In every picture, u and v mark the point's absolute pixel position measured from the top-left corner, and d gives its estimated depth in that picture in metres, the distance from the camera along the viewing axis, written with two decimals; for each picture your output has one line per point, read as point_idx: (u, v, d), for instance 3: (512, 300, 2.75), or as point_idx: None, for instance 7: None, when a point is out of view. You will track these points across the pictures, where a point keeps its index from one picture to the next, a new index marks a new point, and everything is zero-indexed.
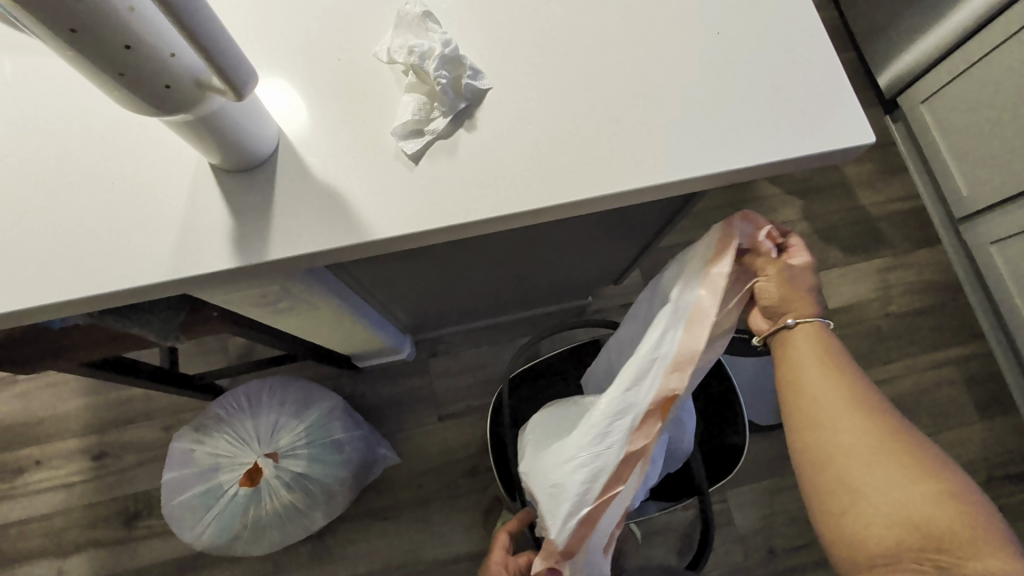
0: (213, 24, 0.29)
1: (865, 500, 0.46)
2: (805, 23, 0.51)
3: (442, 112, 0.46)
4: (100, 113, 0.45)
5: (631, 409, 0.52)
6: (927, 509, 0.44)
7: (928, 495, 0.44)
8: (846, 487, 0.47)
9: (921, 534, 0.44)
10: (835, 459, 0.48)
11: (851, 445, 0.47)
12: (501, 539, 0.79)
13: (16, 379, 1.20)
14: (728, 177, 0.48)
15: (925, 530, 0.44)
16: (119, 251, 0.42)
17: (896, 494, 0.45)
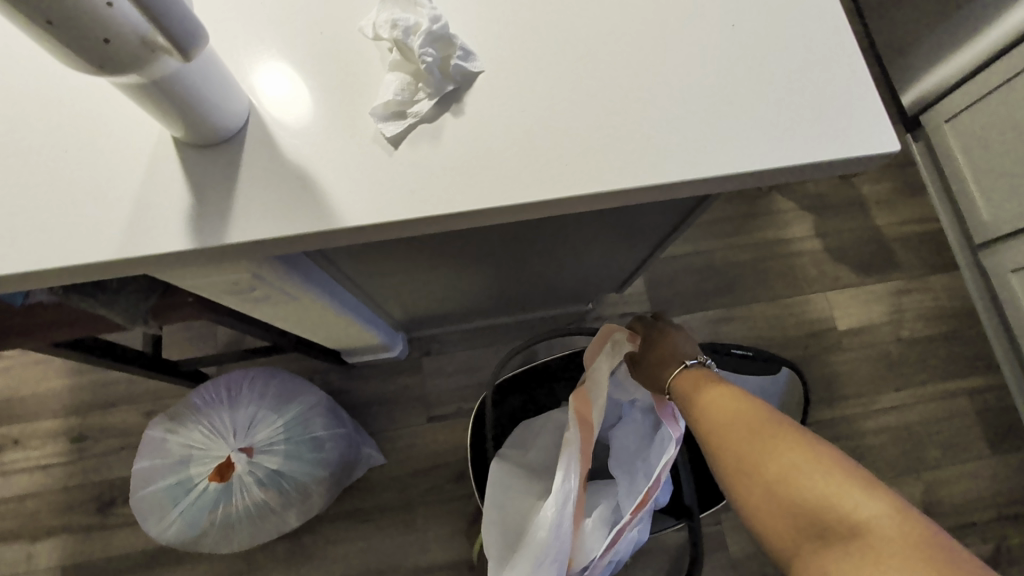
0: None
1: (759, 505, 0.46)
2: (829, 20, 0.47)
3: (427, 94, 0.43)
4: (61, 78, 0.42)
5: (566, 491, 0.65)
6: (817, 505, 0.43)
7: (814, 492, 0.43)
8: (745, 482, 0.48)
9: (817, 522, 0.42)
10: (733, 454, 0.50)
11: (744, 439, 0.49)
12: None
13: (1, 356, 1.18)
14: (734, 181, 0.44)
15: (819, 516, 0.42)
16: (67, 225, 0.39)
17: (782, 494, 0.45)
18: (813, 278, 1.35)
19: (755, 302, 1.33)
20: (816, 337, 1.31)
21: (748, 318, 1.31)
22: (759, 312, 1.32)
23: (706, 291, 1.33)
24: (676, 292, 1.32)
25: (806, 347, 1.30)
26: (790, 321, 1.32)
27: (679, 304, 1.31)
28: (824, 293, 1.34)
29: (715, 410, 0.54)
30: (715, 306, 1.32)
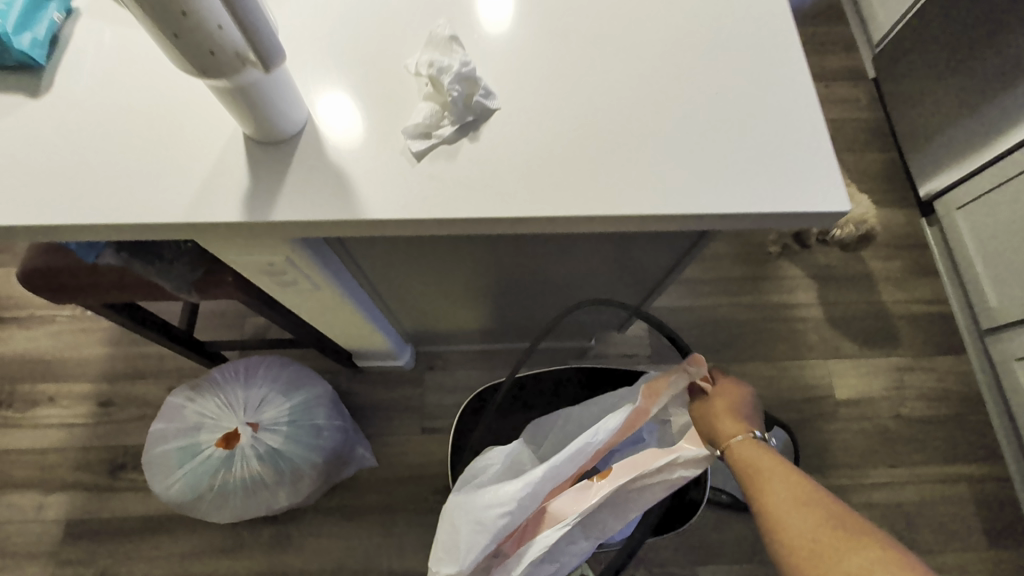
0: None
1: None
2: (802, 97, 0.55)
3: (451, 121, 0.52)
4: (169, 81, 0.53)
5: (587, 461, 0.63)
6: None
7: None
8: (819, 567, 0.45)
9: None
10: (802, 535, 0.47)
11: (816, 526, 0.47)
12: None
13: (54, 319, 1.31)
14: (702, 220, 0.51)
15: None
16: (152, 192, 0.49)
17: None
18: (815, 344, 1.37)
19: (756, 361, 1.35)
20: (813, 402, 1.32)
21: (747, 375, 1.33)
22: (759, 370, 1.34)
23: (708, 343, 1.36)
24: (679, 340, 1.36)
25: (802, 411, 1.31)
26: (789, 383, 1.33)
27: (681, 352, 1.35)
28: (824, 360, 1.36)
29: (776, 480, 0.51)
30: (715, 359, 1.35)
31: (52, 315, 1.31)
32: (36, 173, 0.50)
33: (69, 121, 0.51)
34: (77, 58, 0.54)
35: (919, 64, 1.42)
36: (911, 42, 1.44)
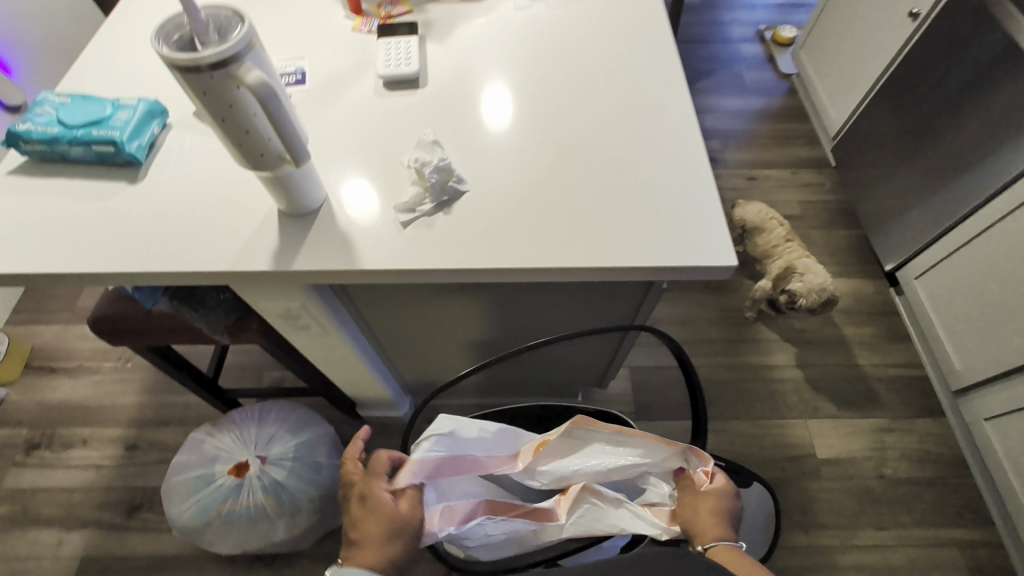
0: (288, 123, 0.54)
1: None
2: (701, 183, 0.71)
3: (430, 200, 0.70)
4: (229, 172, 0.73)
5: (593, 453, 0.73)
6: None
7: None
8: None
9: None
10: None
11: None
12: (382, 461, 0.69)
13: (99, 370, 1.48)
14: (621, 272, 0.66)
15: None
16: (208, 249, 0.67)
17: None
18: (793, 405, 1.44)
19: (736, 419, 1.42)
20: (794, 461, 1.36)
21: (728, 433, 1.39)
22: (739, 428, 1.40)
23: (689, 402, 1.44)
24: (661, 398, 1.45)
25: (784, 470, 1.35)
26: (769, 441, 1.39)
27: (663, 410, 1.43)
28: (803, 420, 1.41)
29: None
30: None
31: (97, 366, 1.49)
32: (126, 235, 0.68)
33: (155, 200, 0.71)
34: (165, 156, 0.75)
35: (871, 153, 1.60)
36: (863, 135, 1.64)
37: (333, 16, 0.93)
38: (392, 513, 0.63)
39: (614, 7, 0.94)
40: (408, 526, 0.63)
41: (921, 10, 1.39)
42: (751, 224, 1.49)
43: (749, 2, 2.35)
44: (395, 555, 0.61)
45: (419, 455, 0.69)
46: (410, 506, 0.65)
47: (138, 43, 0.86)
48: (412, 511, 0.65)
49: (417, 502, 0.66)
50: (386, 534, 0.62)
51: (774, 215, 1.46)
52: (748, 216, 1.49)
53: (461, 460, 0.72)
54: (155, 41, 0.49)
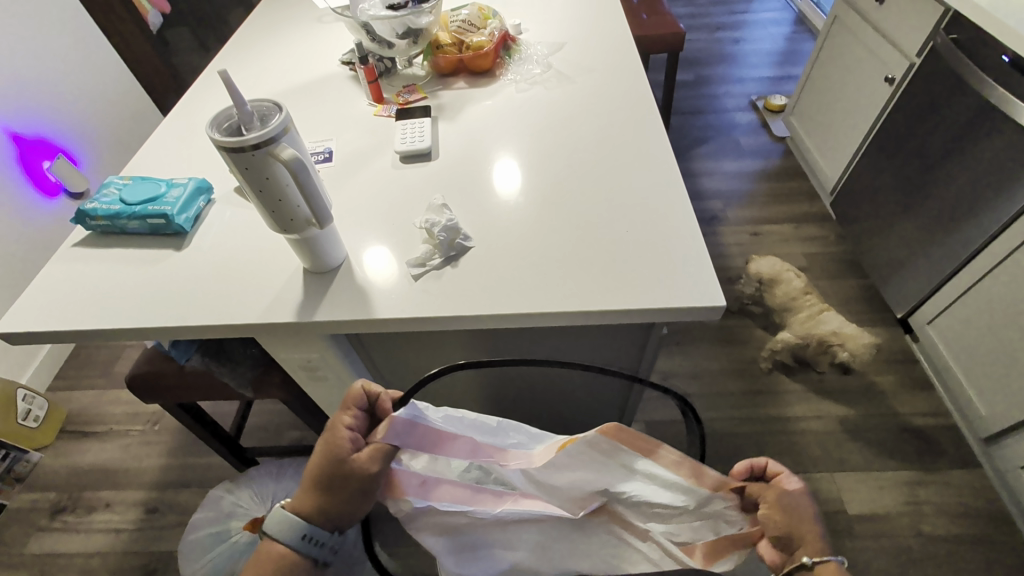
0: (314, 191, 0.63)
1: None
2: (688, 234, 0.77)
3: (439, 256, 0.77)
4: (261, 238, 0.82)
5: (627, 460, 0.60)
6: None
7: None
8: None
9: None
10: None
11: None
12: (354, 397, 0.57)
13: (128, 433, 1.53)
14: (616, 315, 0.70)
15: None
16: (240, 304, 0.74)
17: None
18: (817, 458, 1.39)
19: None
20: (824, 518, 1.29)
21: None
22: None
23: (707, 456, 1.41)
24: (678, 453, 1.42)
25: None
26: None
27: None
28: (829, 474, 1.36)
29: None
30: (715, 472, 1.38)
31: (127, 429, 1.54)
32: (169, 294, 0.76)
33: (196, 263, 0.80)
34: (207, 226, 0.85)
35: (869, 204, 1.65)
36: (859, 188, 1.70)
37: (358, 104, 1.06)
38: (340, 460, 0.53)
39: (605, 86, 1.06)
40: (351, 478, 0.53)
41: (895, 75, 1.51)
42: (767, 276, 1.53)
43: (740, 77, 2.53)
44: (328, 505, 0.53)
45: (402, 412, 0.54)
46: (363, 457, 0.53)
47: (191, 134, 1.00)
48: (366, 465, 0.53)
49: (381, 455, 0.53)
50: (326, 479, 0.53)
51: (789, 267, 1.51)
52: (763, 270, 1.54)
53: (460, 443, 0.57)
54: (209, 129, 0.59)
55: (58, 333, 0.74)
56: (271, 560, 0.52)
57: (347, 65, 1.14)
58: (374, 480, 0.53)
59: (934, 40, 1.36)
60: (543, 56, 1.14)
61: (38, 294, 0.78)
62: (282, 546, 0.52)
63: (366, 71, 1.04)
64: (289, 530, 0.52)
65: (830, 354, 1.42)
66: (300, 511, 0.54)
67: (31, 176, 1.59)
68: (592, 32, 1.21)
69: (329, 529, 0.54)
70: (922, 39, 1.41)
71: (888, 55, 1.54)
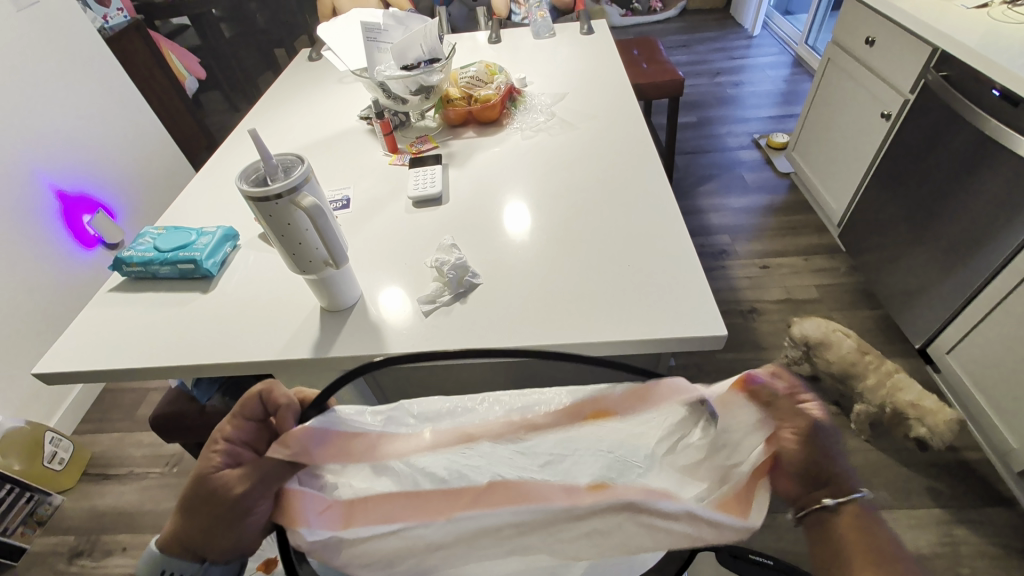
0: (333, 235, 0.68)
1: None
2: (688, 268, 0.80)
3: (449, 293, 0.81)
4: (281, 280, 0.87)
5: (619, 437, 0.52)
6: None
7: None
8: None
9: None
10: None
11: None
12: (248, 406, 0.50)
13: (147, 475, 1.56)
14: (619, 346, 0.72)
15: None
16: (259, 342, 0.78)
17: None
18: None
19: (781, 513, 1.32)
20: None
21: (774, 528, 1.29)
22: (785, 523, 1.30)
23: None
24: None
25: None
26: None
27: None
28: None
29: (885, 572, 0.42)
30: None
31: (146, 472, 1.57)
32: (195, 334, 0.80)
33: (221, 304, 0.85)
34: (231, 270, 0.90)
35: (877, 235, 1.66)
36: (866, 219, 1.71)
37: (375, 154, 1.14)
38: (207, 481, 0.47)
39: (606, 132, 1.12)
40: (212, 500, 0.46)
41: (891, 111, 1.55)
42: (817, 339, 1.39)
43: (742, 117, 2.62)
44: (189, 531, 0.48)
45: (316, 420, 0.47)
46: (229, 479, 0.47)
47: (220, 186, 1.08)
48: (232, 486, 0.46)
49: (250, 476, 0.46)
50: (191, 503, 0.47)
51: (838, 328, 1.38)
52: (810, 333, 1.40)
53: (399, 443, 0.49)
54: (238, 181, 0.65)
55: (91, 373, 0.78)
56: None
57: (365, 119, 1.23)
58: (237, 506, 0.46)
59: (925, 78, 1.41)
60: (546, 106, 1.22)
61: (74, 336, 0.83)
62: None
63: (382, 124, 1.11)
64: (152, 565, 0.48)
65: (906, 427, 1.30)
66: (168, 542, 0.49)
67: (72, 228, 1.70)
68: (592, 82, 1.29)
69: (198, 561, 0.49)
70: (913, 77, 1.46)
71: (882, 93, 1.59)
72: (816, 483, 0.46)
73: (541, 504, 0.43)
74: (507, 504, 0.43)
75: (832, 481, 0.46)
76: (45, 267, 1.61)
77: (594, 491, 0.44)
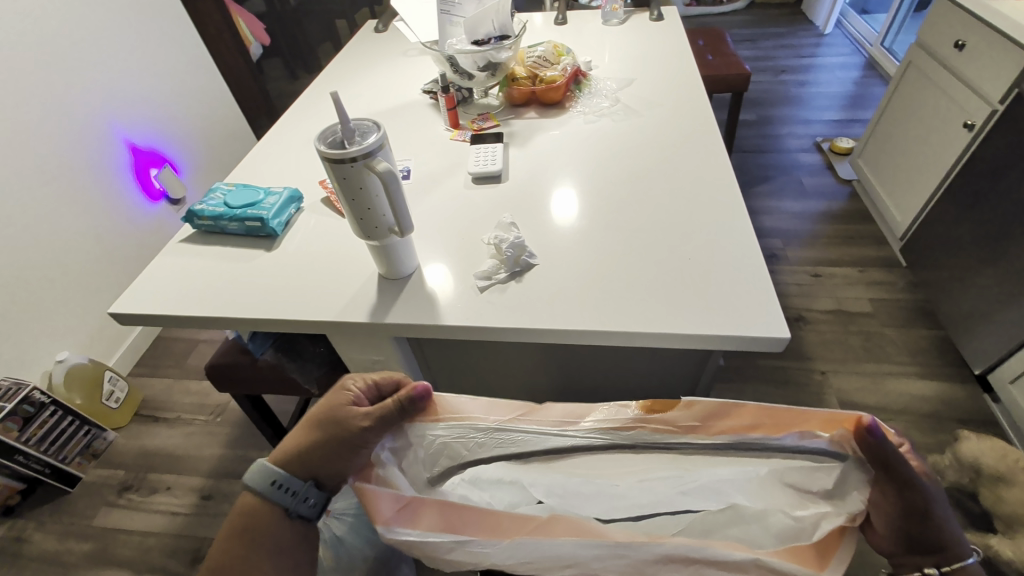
0: (401, 203, 0.69)
1: None
2: (752, 264, 0.78)
3: (505, 271, 0.81)
4: (341, 244, 0.89)
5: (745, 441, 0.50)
6: None
7: None
8: None
9: None
10: None
11: None
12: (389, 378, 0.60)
13: (193, 422, 1.64)
14: (675, 339, 0.71)
15: None
16: (319, 301, 0.80)
17: None
18: None
19: None
20: None
21: None
22: None
23: None
24: None
25: None
26: None
27: None
28: None
29: None
30: None
31: (192, 419, 1.65)
32: (259, 289, 0.84)
33: (284, 263, 0.87)
34: (294, 231, 0.93)
35: (945, 251, 1.57)
36: (933, 235, 1.62)
37: (437, 129, 1.15)
38: (336, 414, 0.56)
39: (672, 121, 1.09)
40: (340, 430, 0.55)
41: (975, 121, 1.46)
42: (994, 472, 1.16)
43: (805, 118, 2.51)
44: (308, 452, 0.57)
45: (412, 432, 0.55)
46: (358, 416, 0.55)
47: (286, 149, 1.11)
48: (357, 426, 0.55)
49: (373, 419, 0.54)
50: (315, 428, 0.57)
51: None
52: (987, 463, 1.17)
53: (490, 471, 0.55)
54: (316, 142, 0.66)
55: (161, 317, 0.82)
56: (245, 513, 0.56)
57: (428, 93, 1.24)
58: (360, 440, 0.55)
59: (1019, 87, 1.31)
60: (612, 91, 1.19)
61: (147, 282, 0.87)
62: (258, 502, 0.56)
63: (447, 99, 1.12)
64: (263, 476, 0.56)
65: None
66: (285, 456, 0.58)
67: (140, 181, 1.78)
68: (660, 69, 1.25)
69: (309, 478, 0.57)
70: (1005, 85, 1.36)
71: (967, 101, 1.50)
72: (918, 547, 0.46)
73: (603, 540, 0.45)
74: (568, 535, 0.46)
75: (941, 548, 0.45)
76: (113, 216, 1.70)
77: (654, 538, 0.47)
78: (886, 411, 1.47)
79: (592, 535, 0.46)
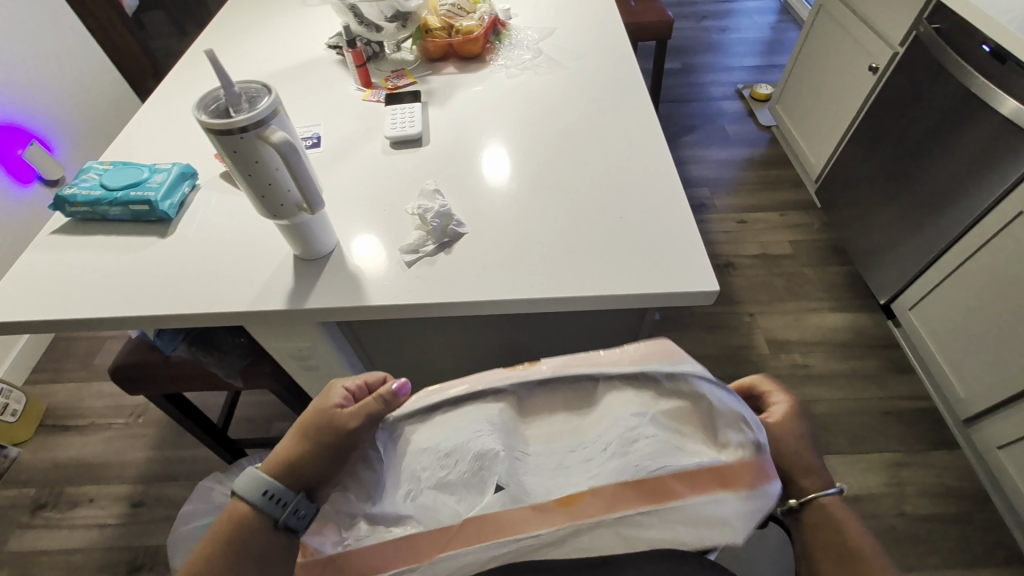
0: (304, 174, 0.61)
1: None
2: (680, 220, 0.77)
3: (432, 243, 0.76)
4: (248, 225, 0.81)
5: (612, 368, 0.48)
6: None
7: None
8: None
9: None
10: None
11: None
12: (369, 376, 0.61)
13: (111, 427, 1.50)
14: (608, 301, 0.70)
15: None
16: (226, 291, 0.73)
17: None
18: None
19: None
20: None
21: None
22: None
23: None
24: None
25: None
26: None
27: None
28: None
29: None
30: None
31: (109, 423, 1.51)
32: (157, 280, 0.74)
33: (182, 249, 0.78)
34: (192, 212, 0.83)
35: (852, 191, 1.68)
36: (842, 176, 1.72)
37: (346, 89, 1.05)
38: (324, 411, 0.56)
39: (596, 72, 1.05)
40: (328, 435, 0.55)
41: (879, 64, 1.53)
42: None
43: (726, 65, 2.55)
44: (300, 456, 0.55)
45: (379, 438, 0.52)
46: (342, 419, 0.55)
47: (172, 119, 0.98)
48: (344, 419, 0.55)
49: (360, 416, 0.55)
50: (302, 431, 0.56)
51: None
52: None
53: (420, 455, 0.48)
54: (196, 110, 0.57)
55: (39, 322, 0.71)
56: (235, 521, 0.50)
57: (334, 48, 1.12)
58: (351, 440, 0.55)
59: (916, 30, 1.38)
60: (533, 42, 1.13)
61: (17, 282, 0.75)
62: (246, 503, 0.51)
63: (354, 55, 1.02)
64: (252, 482, 0.51)
65: None
66: (281, 464, 0.54)
67: (5, 163, 1.54)
68: (582, 17, 1.20)
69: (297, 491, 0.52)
70: (906, 28, 1.42)
71: (872, 45, 1.56)
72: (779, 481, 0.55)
73: (514, 535, 0.39)
74: (479, 542, 0.40)
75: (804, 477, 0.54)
76: None
77: (564, 505, 0.39)
78: (805, 344, 1.59)
79: (500, 534, 0.40)
